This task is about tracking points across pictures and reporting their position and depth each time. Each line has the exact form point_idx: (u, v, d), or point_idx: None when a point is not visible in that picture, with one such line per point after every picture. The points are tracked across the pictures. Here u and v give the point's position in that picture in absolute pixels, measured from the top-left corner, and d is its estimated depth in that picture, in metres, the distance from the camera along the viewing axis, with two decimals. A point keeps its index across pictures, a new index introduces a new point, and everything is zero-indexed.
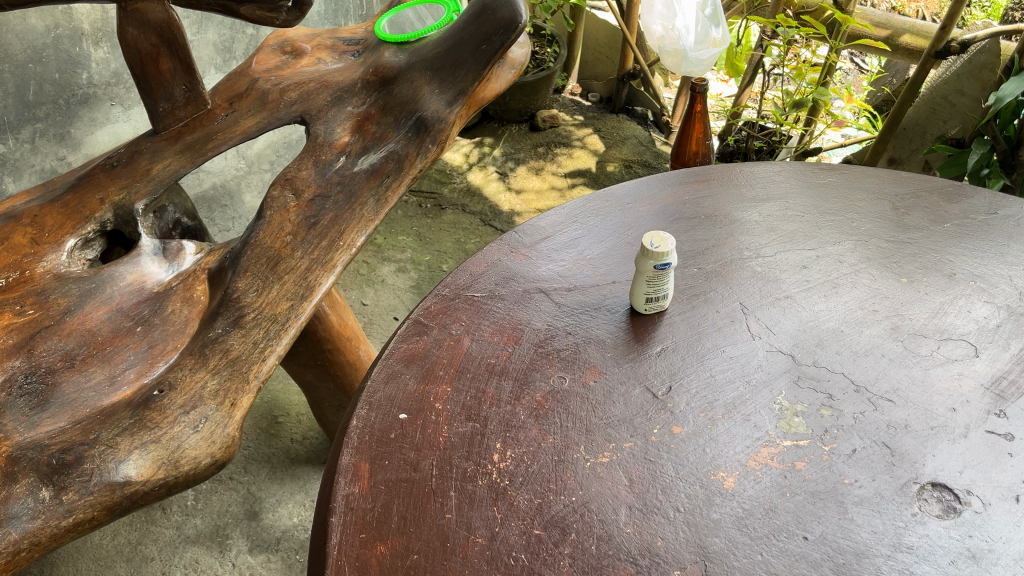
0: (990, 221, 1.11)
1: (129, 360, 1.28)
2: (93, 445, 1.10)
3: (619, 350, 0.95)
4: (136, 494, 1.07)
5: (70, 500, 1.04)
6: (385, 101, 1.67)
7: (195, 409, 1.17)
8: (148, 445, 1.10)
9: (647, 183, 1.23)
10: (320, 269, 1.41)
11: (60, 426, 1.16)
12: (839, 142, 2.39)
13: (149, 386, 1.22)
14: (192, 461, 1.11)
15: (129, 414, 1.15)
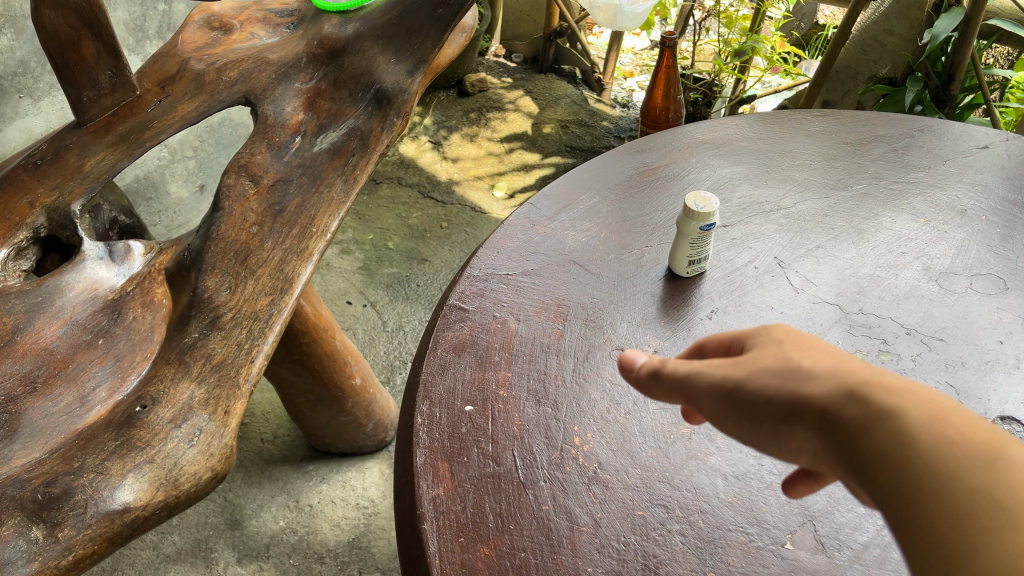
0: (981, 155, 1.16)
1: (97, 377, 1.06)
2: (80, 473, 0.89)
3: (658, 318, 0.92)
4: (138, 521, 0.88)
5: (66, 536, 0.84)
6: (337, 76, 1.56)
7: (187, 421, 0.97)
8: (142, 465, 0.91)
9: (649, 140, 1.19)
10: (295, 260, 1.23)
11: (34, 457, 0.96)
12: (770, 87, 2.44)
13: (126, 402, 1.01)
14: (192, 477, 0.92)
15: (112, 435, 0.95)
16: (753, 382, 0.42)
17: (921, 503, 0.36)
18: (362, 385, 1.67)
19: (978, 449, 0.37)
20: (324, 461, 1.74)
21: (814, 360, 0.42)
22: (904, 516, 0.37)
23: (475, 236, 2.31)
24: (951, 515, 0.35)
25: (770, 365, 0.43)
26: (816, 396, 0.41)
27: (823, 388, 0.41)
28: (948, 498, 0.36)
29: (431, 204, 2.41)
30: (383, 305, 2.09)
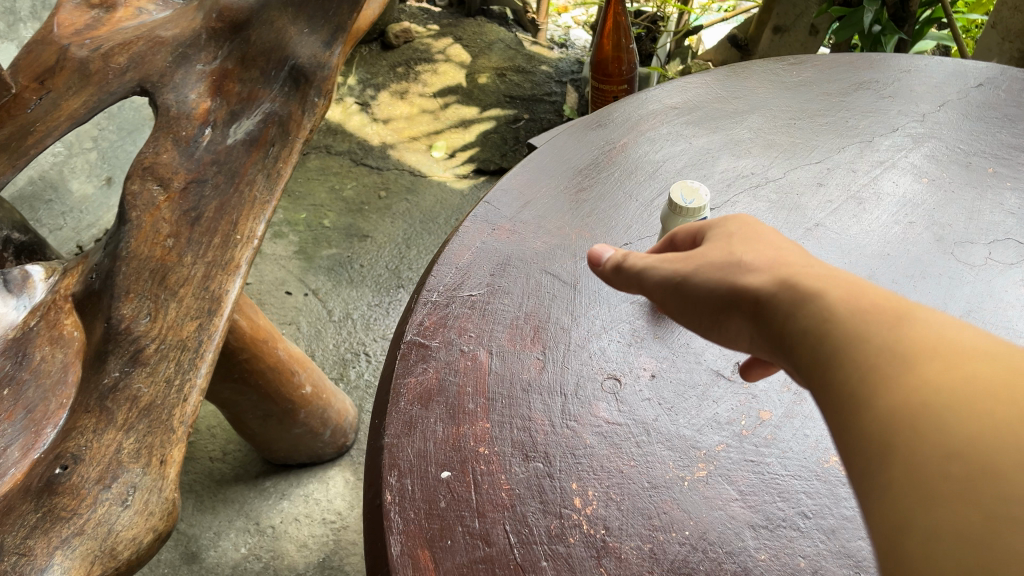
0: (973, 95, 1.06)
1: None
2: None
3: (647, 328, 0.81)
4: None
5: None
6: (242, 52, 1.23)
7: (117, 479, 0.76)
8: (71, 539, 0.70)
9: (613, 109, 1.05)
10: (220, 273, 0.98)
11: None
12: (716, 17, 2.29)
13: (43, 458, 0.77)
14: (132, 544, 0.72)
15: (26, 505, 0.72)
16: (694, 271, 0.54)
17: (816, 348, 0.44)
18: (313, 393, 1.52)
19: (872, 308, 0.43)
20: (281, 475, 1.61)
21: (750, 253, 0.53)
22: (801, 363, 0.45)
23: (416, 204, 2.15)
24: (838, 356, 0.43)
25: (714, 261, 0.54)
26: (744, 279, 0.51)
27: (754, 278, 0.50)
28: (845, 353, 0.42)
29: (365, 171, 2.24)
30: (327, 293, 1.94)
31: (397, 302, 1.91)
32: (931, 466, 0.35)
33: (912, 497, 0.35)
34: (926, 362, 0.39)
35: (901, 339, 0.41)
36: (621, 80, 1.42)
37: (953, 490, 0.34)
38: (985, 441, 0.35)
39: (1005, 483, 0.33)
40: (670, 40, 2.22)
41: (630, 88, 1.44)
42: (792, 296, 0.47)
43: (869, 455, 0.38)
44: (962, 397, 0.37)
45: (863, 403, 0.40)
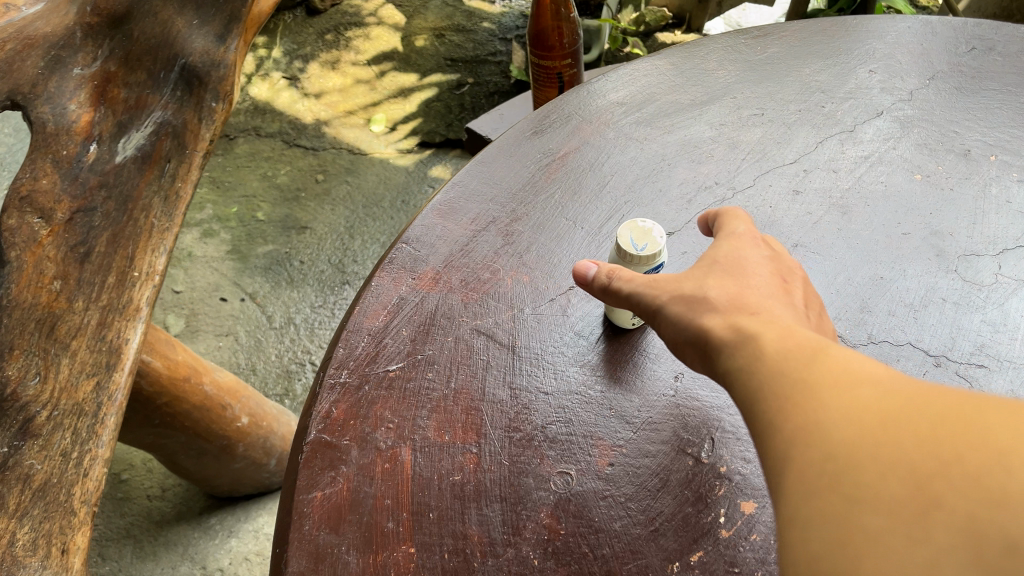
0: (961, 63, 0.94)
1: None
2: None
3: (605, 397, 0.67)
4: None
5: None
6: (125, 51, 0.99)
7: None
8: None
9: (552, 109, 0.91)
10: (117, 318, 0.80)
11: None
12: None
13: None
14: None
15: None
16: (669, 301, 0.58)
17: (747, 379, 0.49)
18: (250, 423, 1.38)
19: (796, 347, 0.48)
20: (227, 509, 1.48)
21: (725, 291, 0.56)
22: (735, 392, 0.49)
23: (358, 186, 1.98)
24: (761, 389, 0.47)
25: (684, 291, 0.57)
26: (705, 317, 0.55)
27: (715, 314, 0.54)
28: (768, 384, 0.47)
29: (299, 154, 2.05)
30: (265, 296, 1.78)
31: (342, 301, 1.76)
32: (809, 469, 0.40)
33: (792, 495, 0.39)
34: (824, 386, 0.43)
35: (817, 372, 0.45)
36: (565, 55, 1.24)
37: (823, 486, 0.38)
38: (853, 443, 0.39)
39: (862, 475, 0.37)
40: None
41: (575, 64, 1.26)
42: (739, 336, 0.51)
43: (772, 468, 0.43)
44: (847, 415, 0.41)
45: (771, 425, 0.44)
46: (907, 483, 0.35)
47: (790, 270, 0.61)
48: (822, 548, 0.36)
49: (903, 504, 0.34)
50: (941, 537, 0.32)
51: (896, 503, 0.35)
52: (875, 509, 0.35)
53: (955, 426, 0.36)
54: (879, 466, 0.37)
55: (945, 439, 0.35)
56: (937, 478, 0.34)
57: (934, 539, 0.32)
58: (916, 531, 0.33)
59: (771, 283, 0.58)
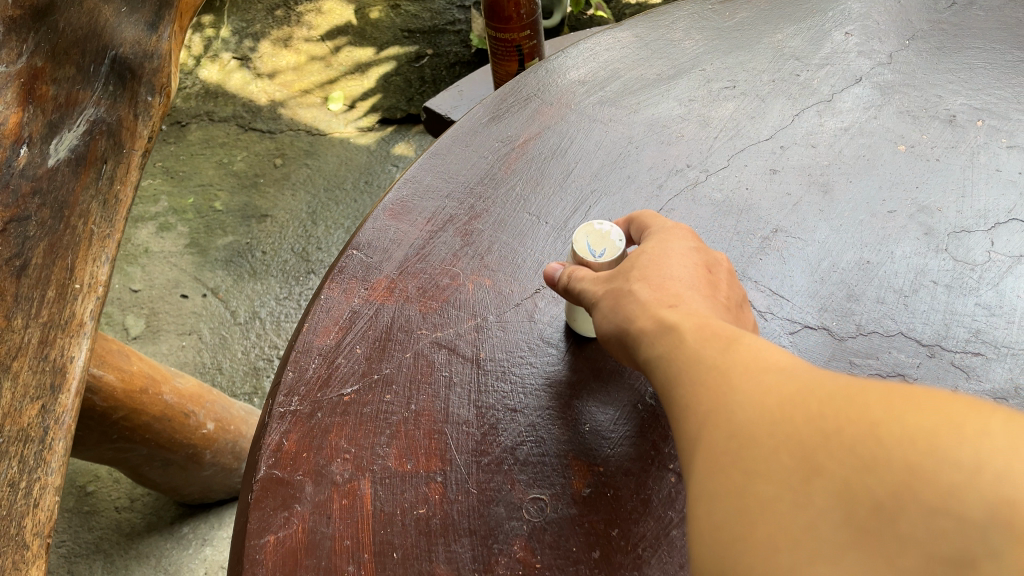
0: (940, 23, 0.88)
1: None
2: None
3: (582, 409, 0.62)
4: None
5: None
6: (52, 44, 0.89)
7: None
8: None
9: (508, 89, 0.84)
10: (59, 335, 0.74)
11: None
12: None
13: None
14: None
15: None
16: (602, 295, 0.57)
17: (666, 368, 0.48)
18: (216, 429, 1.32)
19: (712, 337, 0.48)
20: (200, 517, 1.43)
21: (653, 285, 0.55)
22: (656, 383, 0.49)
23: (319, 169, 1.90)
24: (679, 376, 0.47)
25: (612, 287, 0.56)
26: (628, 311, 0.54)
27: (635, 305, 0.54)
28: (685, 370, 0.47)
29: (256, 137, 1.97)
30: (228, 291, 1.71)
31: (308, 291, 1.69)
32: (714, 448, 0.39)
33: (698, 474, 0.39)
34: (735, 373, 0.43)
35: (731, 359, 0.45)
36: (524, 26, 1.18)
37: (724, 463, 0.38)
38: (753, 422, 0.39)
39: (755, 449, 0.37)
40: None
41: (534, 33, 1.20)
42: (660, 327, 0.51)
43: (683, 454, 0.43)
44: (751, 397, 0.41)
45: (686, 412, 0.44)
46: (794, 453, 0.35)
47: (722, 262, 0.60)
48: (718, 521, 0.36)
49: (789, 472, 0.34)
50: (820, 501, 0.32)
51: (784, 472, 0.35)
52: (765, 480, 0.35)
53: (842, 398, 0.36)
54: (772, 441, 0.37)
55: (830, 409, 0.35)
56: (819, 448, 0.34)
57: (815, 502, 0.32)
58: (801, 497, 0.33)
59: (696, 276, 0.56)
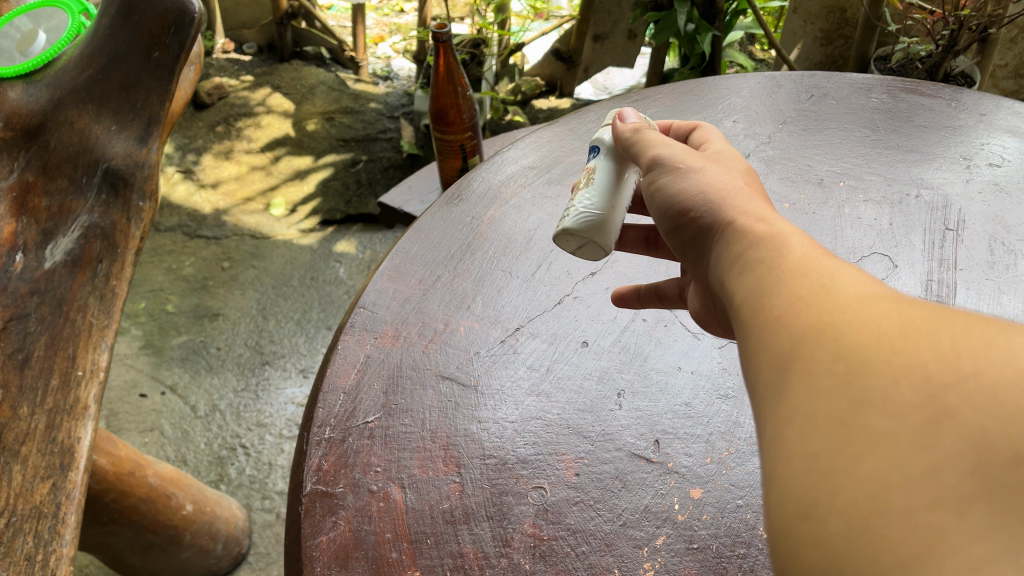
0: (804, 109, 1.13)
1: None
2: None
3: (568, 413, 0.77)
4: None
5: None
6: (42, 161, 1.07)
7: None
8: None
9: (473, 176, 1.03)
10: (66, 419, 0.83)
11: None
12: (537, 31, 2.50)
13: None
14: None
15: None
16: (698, 176, 0.66)
17: (763, 275, 0.53)
18: (195, 510, 1.39)
19: (812, 273, 0.51)
20: None
21: (744, 186, 0.65)
22: (741, 277, 0.55)
23: (266, 269, 2.05)
24: (777, 289, 0.51)
25: (716, 178, 0.65)
26: (735, 201, 0.62)
27: (742, 203, 0.62)
28: (785, 286, 0.51)
29: (202, 244, 2.12)
30: (186, 387, 1.79)
31: (264, 382, 1.79)
32: (823, 369, 0.43)
33: (802, 397, 0.43)
34: (839, 299, 0.47)
35: (834, 292, 0.48)
36: (465, 129, 1.37)
37: (831, 387, 0.42)
38: (865, 349, 0.42)
39: (873, 379, 0.40)
40: (496, 62, 2.36)
41: (474, 134, 1.39)
42: (764, 234, 0.57)
43: (776, 361, 0.46)
44: (863, 324, 0.44)
45: (778, 327, 0.48)
46: (920, 391, 0.38)
47: None
48: (824, 445, 0.40)
49: (913, 411, 0.37)
50: (948, 445, 0.35)
51: (905, 409, 0.38)
52: (883, 414, 0.38)
53: (977, 342, 0.38)
54: (891, 372, 0.40)
55: (966, 350, 0.38)
56: (952, 390, 0.37)
57: (942, 446, 0.35)
58: (926, 438, 0.36)
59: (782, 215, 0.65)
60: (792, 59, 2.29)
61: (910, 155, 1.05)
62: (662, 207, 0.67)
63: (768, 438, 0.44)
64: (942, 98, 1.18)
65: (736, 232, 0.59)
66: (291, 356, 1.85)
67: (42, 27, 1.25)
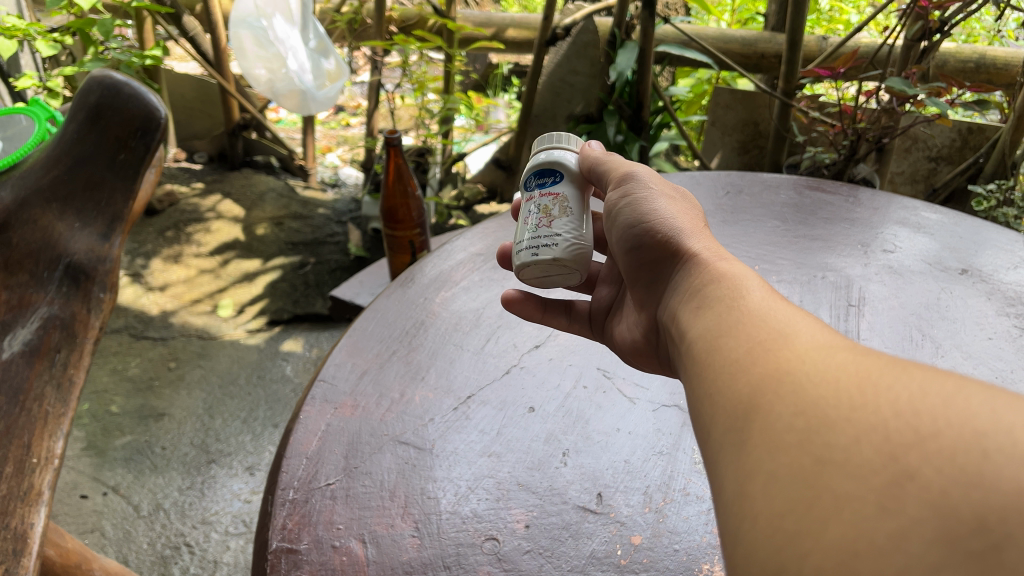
0: (720, 205, 1.29)
1: None
2: None
3: (520, 467, 0.84)
4: None
5: None
6: (4, 257, 1.08)
7: None
8: None
9: (430, 264, 1.19)
10: (20, 505, 0.84)
11: None
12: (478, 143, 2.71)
13: None
14: None
15: None
16: (669, 205, 0.79)
17: (724, 312, 0.61)
18: None
19: (770, 327, 0.56)
20: None
21: (701, 221, 0.79)
22: (696, 310, 0.64)
23: (212, 368, 2.13)
24: (739, 335, 0.57)
25: (684, 211, 0.78)
26: (698, 233, 0.75)
27: (703, 234, 0.75)
28: (743, 330, 0.57)
29: (148, 344, 2.20)
30: (129, 487, 1.76)
31: (209, 480, 1.80)
32: (784, 424, 0.46)
33: (765, 454, 0.46)
34: (798, 351, 0.52)
35: (792, 349, 0.53)
36: (414, 226, 1.48)
37: (793, 445, 0.44)
38: (823, 404, 0.45)
39: (834, 438, 0.43)
40: (439, 170, 2.57)
41: (423, 232, 1.49)
42: (719, 264, 0.68)
43: (739, 406, 0.51)
44: (821, 377, 0.48)
45: (740, 372, 0.53)
46: (879, 452, 0.40)
47: None
48: (788, 505, 0.42)
49: (875, 473, 0.39)
50: (910, 510, 0.37)
51: (868, 471, 0.40)
52: (846, 474, 0.40)
53: (934, 402, 0.41)
54: (851, 428, 0.43)
55: (928, 413, 0.40)
56: (911, 451, 0.39)
57: (906, 511, 0.37)
58: (889, 500, 0.38)
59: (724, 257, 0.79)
60: (711, 167, 2.50)
61: (814, 243, 1.19)
62: (636, 224, 0.78)
63: (732, 494, 0.47)
64: (842, 194, 1.36)
65: (694, 263, 0.70)
66: (237, 454, 1.87)
67: (8, 133, 1.27)
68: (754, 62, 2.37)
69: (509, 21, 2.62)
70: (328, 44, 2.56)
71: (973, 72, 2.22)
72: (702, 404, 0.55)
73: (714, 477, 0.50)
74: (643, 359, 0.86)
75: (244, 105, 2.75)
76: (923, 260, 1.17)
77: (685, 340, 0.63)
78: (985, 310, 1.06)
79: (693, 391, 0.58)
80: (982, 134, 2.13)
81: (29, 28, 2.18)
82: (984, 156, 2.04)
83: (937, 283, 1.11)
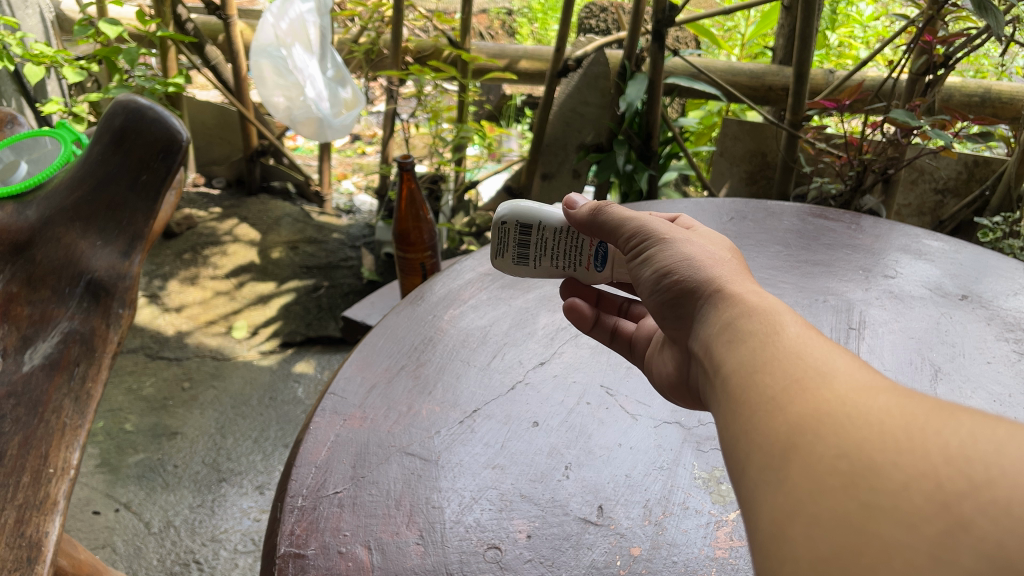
0: (725, 231, 1.32)
1: None
2: None
3: (530, 482, 0.85)
4: None
5: None
6: (28, 273, 1.15)
7: None
8: None
9: (442, 281, 1.23)
10: (36, 513, 0.86)
11: None
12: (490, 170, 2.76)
13: None
14: None
15: None
16: (684, 245, 0.74)
17: (757, 348, 0.57)
18: None
19: (806, 362, 0.53)
20: None
21: (723, 253, 0.73)
22: (724, 343, 0.60)
23: (225, 389, 2.17)
24: (773, 368, 0.54)
25: (700, 250, 0.73)
26: (719, 269, 0.69)
27: (725, 270, 0.69)
28: (776, 365, 0.54)
29: (163, 364, 2.25)
30: (141, 504, 1.79)
31: (220, 498, 1.82)
32: (826, 466, 0.44)
33: (805, 496, 0.44)
34: (837, 390, 0.48)
35: (829, 387, 0.49)
36: (425, 248, 1.52)
37: (836, 486, 0.42)
38: (868, 445, 0.43)
39: (881, 483, 0.40)
40: (451, 198, 2.61)
41: (433, 254, 1.54)
42: (747, 302, 0.63)
43: (776, 444, 0.48)
44: (862, 419, 0.45)
45: (777, 411, 0.50)
46: (932, 499, 0.38)
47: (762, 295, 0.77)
48: (829, 550, 0.40)
49: (927, 521, 0.38)
50: (965, 561, 0.36)
51: (918, 519, 0.38)
52: (895, 522, 0.39)
53: (987, 449, 0.39)
54: (902, 471, 0.40)
55: (979, 458, 0.39)
56: (965, 500, 0.37)
57: (960, 561, 0.36)
58: (943, 551, 0.36)
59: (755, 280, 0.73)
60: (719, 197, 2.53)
61: (817, 268, 1.22)
62: (654, 280, 0.73)
63: (768, 531, 0.45)
64: (844, 222, 1.39)
65: (721, 295, 0.65)
66: (248, 473, 1.89)
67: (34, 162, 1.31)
68: (763, 94, 2.41)
69: (522, 53, 2.68)
70: (345, 74, 2.63)
71: (979, 106, 2.25)
72: (736, 441, 0.51)
73: (749, 512, 0.48)
74: (678, 396, 0.80)
75: (261, 131, 2.81)
76: (925, 286, 1.19)
77: (716, 375, 0.59)
78: (985, 335, 1.07)
79: (724, 426, 0.54)
80: (987, 167, 2.15)
81: (56, 55, 2.24)
82: (989, 189, 2.07)
83: (937, 308, 1.13)
